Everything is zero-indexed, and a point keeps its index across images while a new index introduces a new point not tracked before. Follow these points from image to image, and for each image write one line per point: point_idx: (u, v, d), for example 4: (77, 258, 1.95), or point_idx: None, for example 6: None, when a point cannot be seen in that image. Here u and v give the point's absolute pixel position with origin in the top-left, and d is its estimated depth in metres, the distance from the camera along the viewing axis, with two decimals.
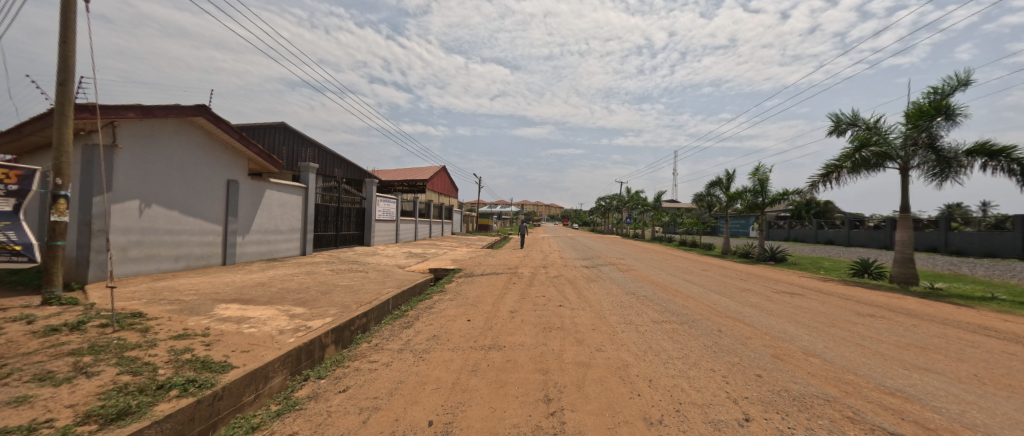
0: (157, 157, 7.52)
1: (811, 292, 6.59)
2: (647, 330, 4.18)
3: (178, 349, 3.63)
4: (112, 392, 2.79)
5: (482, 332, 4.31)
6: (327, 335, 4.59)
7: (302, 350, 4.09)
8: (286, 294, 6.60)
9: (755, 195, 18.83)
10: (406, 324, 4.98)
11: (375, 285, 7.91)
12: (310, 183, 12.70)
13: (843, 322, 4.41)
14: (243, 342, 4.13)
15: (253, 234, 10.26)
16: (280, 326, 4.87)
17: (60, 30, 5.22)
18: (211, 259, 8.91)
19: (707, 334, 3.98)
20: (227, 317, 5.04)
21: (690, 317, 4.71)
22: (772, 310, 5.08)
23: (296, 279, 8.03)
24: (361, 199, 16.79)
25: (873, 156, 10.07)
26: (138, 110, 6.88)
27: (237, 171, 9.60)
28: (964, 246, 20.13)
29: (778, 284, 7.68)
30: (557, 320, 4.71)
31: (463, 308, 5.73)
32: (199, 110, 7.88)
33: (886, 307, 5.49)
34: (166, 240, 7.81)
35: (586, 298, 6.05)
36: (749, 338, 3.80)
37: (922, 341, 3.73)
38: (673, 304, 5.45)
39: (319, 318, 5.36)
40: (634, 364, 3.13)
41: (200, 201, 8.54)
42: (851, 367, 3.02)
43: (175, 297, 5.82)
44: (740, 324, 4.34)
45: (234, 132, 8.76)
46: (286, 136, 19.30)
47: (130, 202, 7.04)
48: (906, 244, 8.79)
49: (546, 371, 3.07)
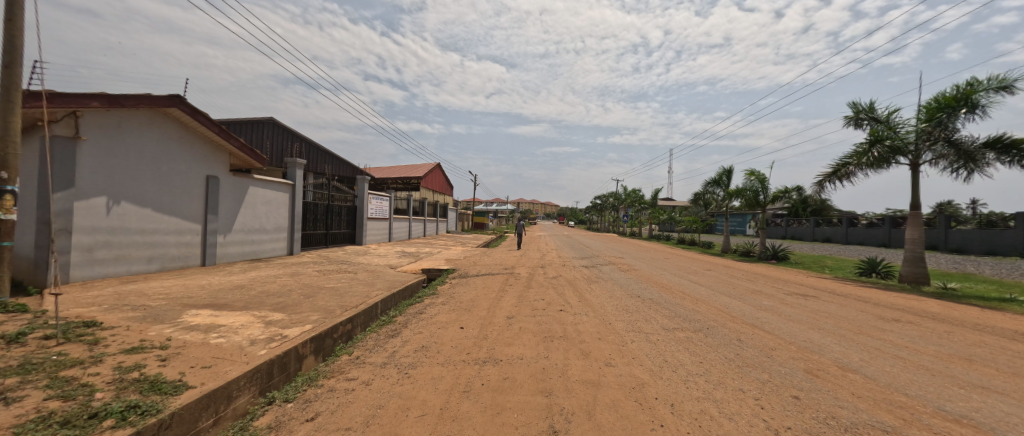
0: (126, 151, 6.99)
1: (825, 294, 6.24)
2: (660, 340, 3.77)
3: (125, 366, 3.16)
4: (30, 425, 2.31)
5: (477, 343, 3.87)
6: (305, 345, 4.16)
7: (274, 364, 3.65)
8: (266, 298, 6.11)
9: (757, 193, 18.45)
10: (393, 332, 4.54)
11: (363, 287, 7.41)
12: (297, 180, 12.14)
13: (871, 330, 4.06)
14: (206, 356, 3.65)
15: (235, 234, 9.72)
16: (253, 335, 4.39)
17: (5, 7, 4.67)
18: (189, 260, 8.38)
19: (726, 343, 3.59)
20: (195, 325, 4.55)
21: (704, 323, 4.31)
22: (791, 315, 4.70)
23: (279, 281, 7.54)
24: (352, 196, 16.25)
25: (887, 152, 9.79)
26: (103, 99, 6.33)
27: (218, 166, 9.05)
28: (965, 244, 19.99)
29: (788, 285, 7.32)
30: (559, 328, 4.29)
31: (456, 313, 5.29)
32: (174, 100, 7.35)
33: (909, 310, 5.15)
34: (138, 240, 7.27)
35: (589, 302, 5.63)
36: (773, 349, 3.42)
37: (964, 352, 3.38)
38: (683, 309, 5.05)
39: (298, 326, 4.88)
40: (651, 384, 2.72)
41: (176, 199, 8.00)
42: (899, 386, 2.64)
43: (140, 303, 5.31)
44: (759, 331, 3.97)
45: (211, 124, 8.25)
46: (275, 132, 18.70)
47: (95, 199, 6.51)
48: (917, 243, 8.50)
49: (550, 392, 2.66)
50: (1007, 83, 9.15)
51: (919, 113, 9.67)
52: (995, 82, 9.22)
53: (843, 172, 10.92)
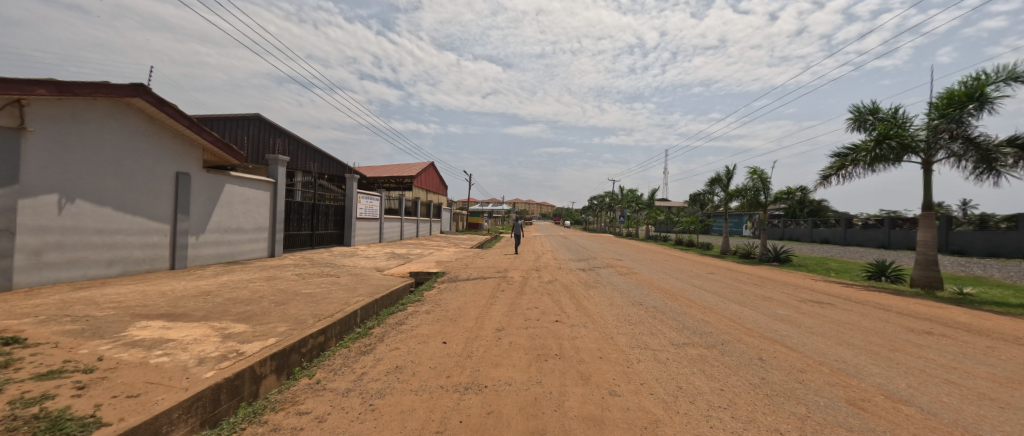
0: (82, 144, 6.36)
1: (841, 301, 5.80)
2: (670, 359, 3.27)
3: (27, 399, 2.59)
4: None
5: (459, 363, 3.34)
6: (264, 363, 3.62)
7: (223, 389, 3.10)
8: (231, 306, 5.51)
9: (758, 193, 18.07)
10: (367, 348, 4.01)
11: (343, 293, 6.82)
12: (279, 178, 11.51)
13: (907, 346, 3.60)
14: (139, 380, 3.08)
15: (210, 235, 9.10)
16: (204, 351, 3.83)
17: None
18: (155, 263, 7.77)
19: (746, 364, 3.10)
20: (139, 340, 3.97)
21: (717, 337, 3.83)
22: (812, 328, 4.23)
23: (250, 286, 6.94)
24: (341, 195, 15.62)
25: (897, 148, 9.49)
26: (52, 86, 5.72)
27: (189, 162, 8.43)
28: (966, 246, 19.79)
29: (799, 290, 6.88)
30: (554, 343, 3.79)
31: (440, 324, 4.76)
32: (137, 90, 6.76)
33: (936, 320, 4.72)
34: (96, 241, 6.66)
35: (587, 311, 5.14)
36: (803, 371, 2.94)
37: (1019, 374, 2.94)
38: (691, 320, 4.56)
39: (260, 339, 4.30)
40: (666, 422, 2.22)
41: (140, 197, 7.38)
42: (968, 424, 2.17)
43: (85, 314, 4.72)
44: (781, 347, 3.50)
45: (181, 117, 7.65)
46: (260, 129, 18.10)
47: (45, 196, 5.90)
48: (929, 245, 8.13)
49: (543, 434, 2.14)
50: (1019, 74, 8.80)
51: (929, 109, 9.35)
52: (1007, 74, 8.87)
53: (850, 168, 10.58)
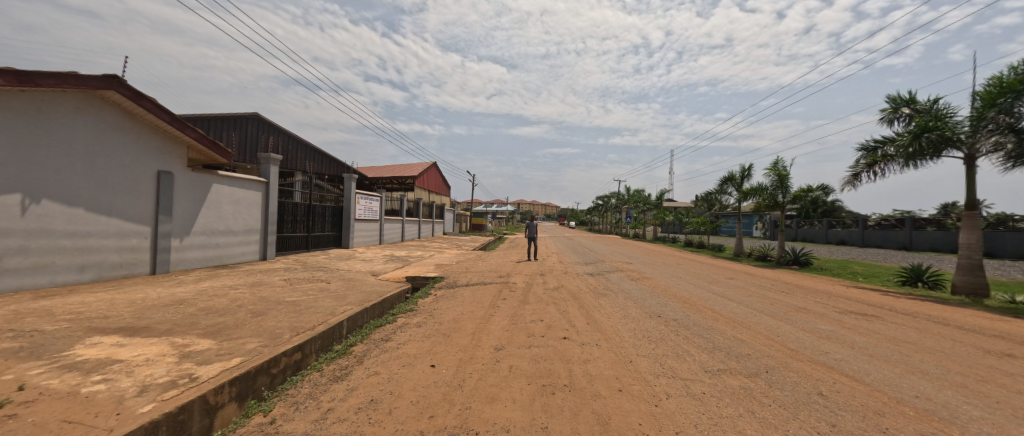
0: (48, 139, 5.88)
1: (887, 313, 5.12)
2: (707, 394, 2.63)
3: None
4: None
5: (446, 397, 2.74)
6: (222, 390, 3.03)
7: (161, 427, 2.47)
8: (201, 318, 4.96)
9: (775, 193, 17.29)
10: (344, 372, 3.43)
11: (329, 301, 6.23)
12: (273, 177, 11.02)
13: (998, 377, 2.93)
14: (53, 421, 2.48)
15: (195, 237, 8.62)
16: (154, 376, 3.26)
17: None
18: (135, 268, 7.30)
19: (805, 403, 2.46)
20: (79, 363, 3.40)
21: (758, 363, 3.19)
22: (868, 348, 3.58)
23: (231, 293, 6.38)
24: (338, 196, 15.11)
25: (937, 142, 8.78)
26: (10, 75, 5.21)
27: (172, 159, 7.93)
28: (996, 248, 18.69)
29: (835, 299, 6.19)
30: (563, 368, 3.17)
31: (431, 341, 4.16)
32: (110, 82, 6.27)
33: (1010, 338, 4.04)
34: (66, 245, 6.19)
35: (598, 325, 4.54)
36: (881, 414, 2.32)
37: None
38: (721, 338, 3.93)
39: (223, 360, 3.71)
40: None
41: (117, 197, 6.89)
42: None
43: (32, 328, 4.18)
44: (841, 377, 2.86)
45: (162, 112, 7.15)
46: (258, 127, 17.83)
47: (6, 196, 5.44)
48: (974, 248, 7.40)
49: None
50: None
51: (974, 100, 8.56)
52: None
53: (883, 165, 9.90)
